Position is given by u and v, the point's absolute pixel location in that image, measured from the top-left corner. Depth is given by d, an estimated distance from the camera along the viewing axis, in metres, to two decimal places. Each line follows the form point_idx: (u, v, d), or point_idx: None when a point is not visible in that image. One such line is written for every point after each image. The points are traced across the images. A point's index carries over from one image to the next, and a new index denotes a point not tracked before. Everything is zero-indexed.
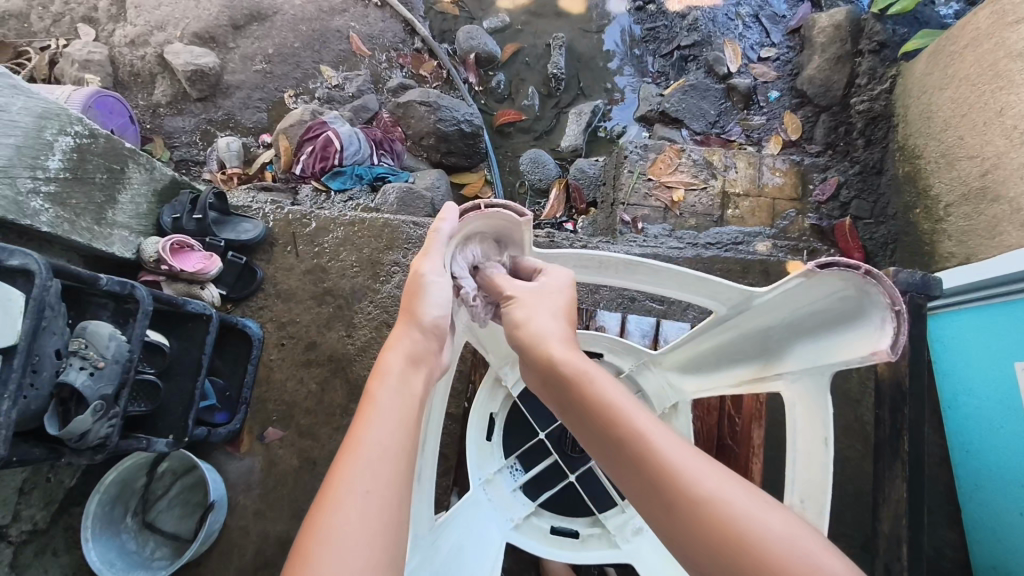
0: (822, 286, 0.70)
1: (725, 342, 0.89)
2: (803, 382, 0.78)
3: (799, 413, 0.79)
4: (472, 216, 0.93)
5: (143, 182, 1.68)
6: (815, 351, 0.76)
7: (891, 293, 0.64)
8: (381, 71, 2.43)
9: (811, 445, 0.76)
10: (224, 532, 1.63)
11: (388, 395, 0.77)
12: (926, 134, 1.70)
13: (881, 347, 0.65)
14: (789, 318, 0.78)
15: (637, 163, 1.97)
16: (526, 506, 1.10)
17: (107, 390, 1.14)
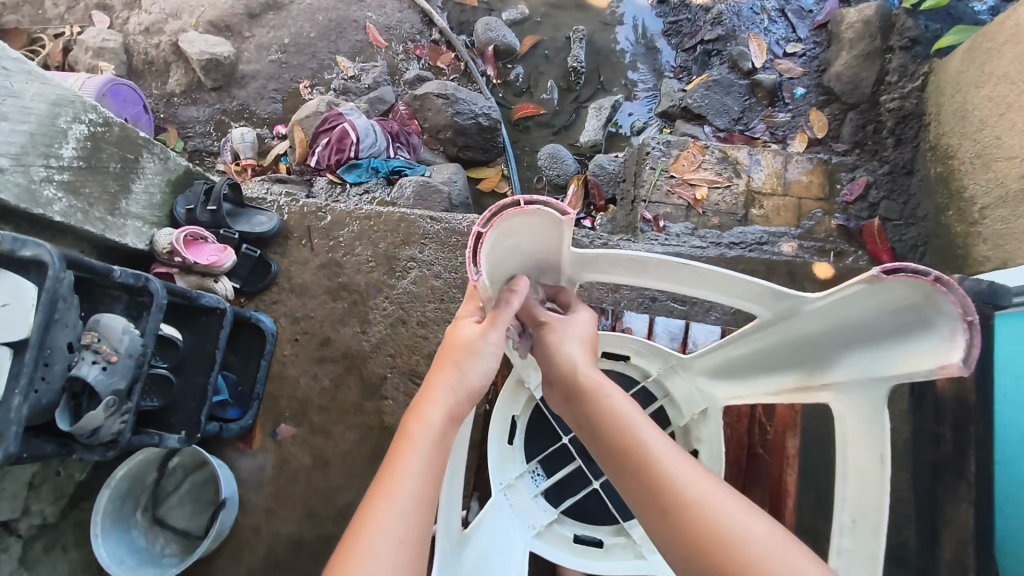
0: (885, 292, 0.65)
1: (766, 348, 0.85)
2: (853, 394, 0.73)
3: (850, 427, 0.74)
4: (510, 216, 0.77)
5: (157, 172, 1.65)
6: (869, 363, 0.71)
7: (963, 303, 0.59)
8: (398, 62, 2.39)
9: (865, 463, 0.70)
10: (235, 529, 1.61)
11: (424, 435, 0.79)
12: (961, 134, 1.64)
13: (952, 360, 0.59)
14: (841, 325, 0.73)
15: (659, 160, 1.93)
16: (548, 513, 1.07)
17: (120, 385, 1.11)
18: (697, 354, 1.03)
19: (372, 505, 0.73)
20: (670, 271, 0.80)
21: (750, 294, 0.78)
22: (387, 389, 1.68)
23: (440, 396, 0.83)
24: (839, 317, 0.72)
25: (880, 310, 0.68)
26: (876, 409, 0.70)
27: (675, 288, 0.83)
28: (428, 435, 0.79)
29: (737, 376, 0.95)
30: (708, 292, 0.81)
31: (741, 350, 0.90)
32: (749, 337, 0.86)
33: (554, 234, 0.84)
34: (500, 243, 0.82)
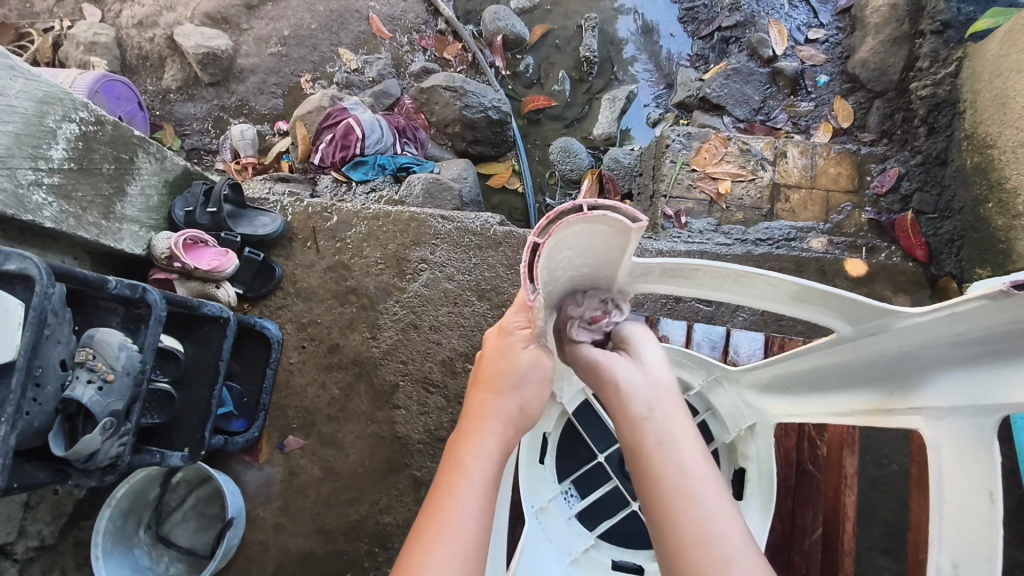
0: (1010, 310, 0.59)
1: (848, 360, 0.82)
2: (949, 422, 0.69)
3: (944, 455, 0.69)
4: (571, 223, 0.68)
5: (153, 173, 1.56)
6: (971, 386, 0.67)
7: None
8: (402, 54, 2.30)
9: (968, 500, 0.65)
10: (243, 546, 1.54)
11: (479, 467, 0.73)
12: (1001, 122, 1.55)
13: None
14: (940, 342, 0.69)
15: (680, 153, 1.83)
16: (583, 537, 1.01)
17: (117, 406, 1.02)
18: (746, 366, 1.01)
19: (421, 545, 0.67)
20: (749, 281, 0.78)
21: (832, 308, 0.76)
22: (399, 397, 1.60)
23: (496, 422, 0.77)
24: (940, 334, 0.68)
25: (994, 329, 0.62)
26: (983, 440, 0.64)
27: (746, 298, 0.81)
28: (484, 467, 0.73)
29: (798, 392, 0.93)
30: (783, 303, 0.80)
31: (818, 362, 0.87)
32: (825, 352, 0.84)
33: (615, 242, 0.75)
34: (556, 255, 0.74)
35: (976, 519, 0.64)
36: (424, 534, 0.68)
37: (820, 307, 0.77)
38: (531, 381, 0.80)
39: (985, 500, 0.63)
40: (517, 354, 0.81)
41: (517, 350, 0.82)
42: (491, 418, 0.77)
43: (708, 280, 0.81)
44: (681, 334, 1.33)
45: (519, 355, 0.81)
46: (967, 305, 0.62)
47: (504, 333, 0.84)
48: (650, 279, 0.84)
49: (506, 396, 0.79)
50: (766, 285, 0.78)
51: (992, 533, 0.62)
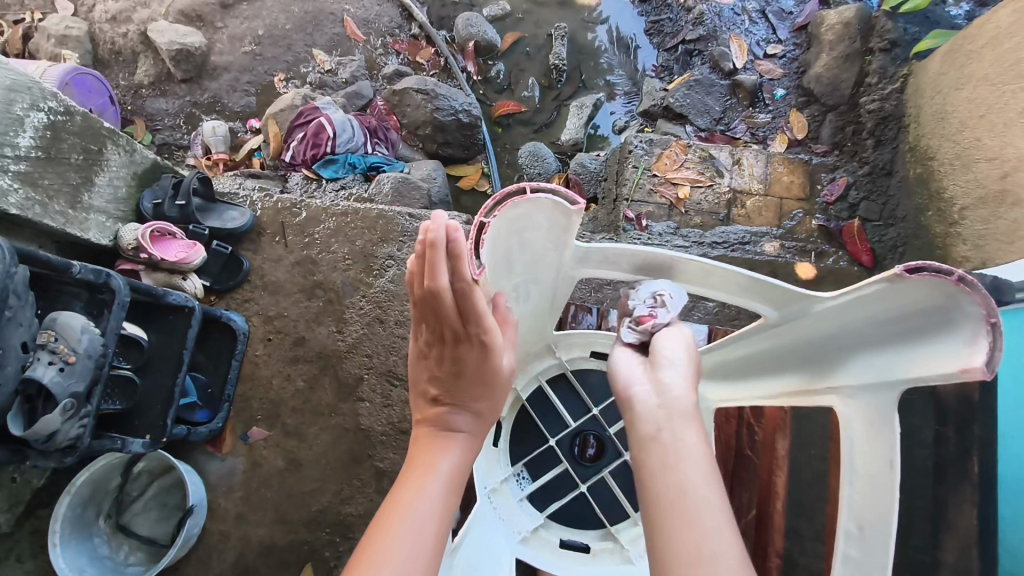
0: (908, 293, 0.71)
1: (782, 343, 0.92)
2: (861, 398, 0.80)
3: (857, 429, 0.80)
4: (516, 204, 0.78)
5: (122, 165, 1.58)
6: (881, 366, 0.78)
7: (987, 304, 0.63)
8: (376, 56, 2.34)
9: (875, 468, 0.75)
10: (203, 537, 1.54)
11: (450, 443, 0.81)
12: (940, 135, 1.66)
13: (975, 363, 0.64)
14: (855, 326, 0.80)
15: (642, 159, 1.90)
16: (534, 517, 1.10)
17: (77, 388, 1.04)
18: None
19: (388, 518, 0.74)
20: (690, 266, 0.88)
21: (762, 295, 0.86)
22: (363, 390, 1.63)
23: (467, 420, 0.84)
24: (856, 318, 0.79)
25: (900, 313, 0.74)
26: (887, 415, 0.75)
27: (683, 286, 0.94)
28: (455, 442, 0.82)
29: (738, 378, 1.03)
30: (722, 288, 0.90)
31: (755, 347, 0.96)
32: (759, 337, 0.94)
33: (562, 231, 0.85)
34: (505, 237, 0.83)
35: (881, 484, 0.74)
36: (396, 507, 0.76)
37: (749, 295, 0.87)
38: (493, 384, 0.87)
39: (888, 468, 0.73)
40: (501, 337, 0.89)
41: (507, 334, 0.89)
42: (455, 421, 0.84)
43: (655, 259, 0.91)
44: None
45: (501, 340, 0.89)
46: (877, 286, 0.72)
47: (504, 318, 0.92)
48: (594, 265, 0.95)
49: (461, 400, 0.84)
50: (697, 272, 0.91)
51: (891, 494, 0.72)
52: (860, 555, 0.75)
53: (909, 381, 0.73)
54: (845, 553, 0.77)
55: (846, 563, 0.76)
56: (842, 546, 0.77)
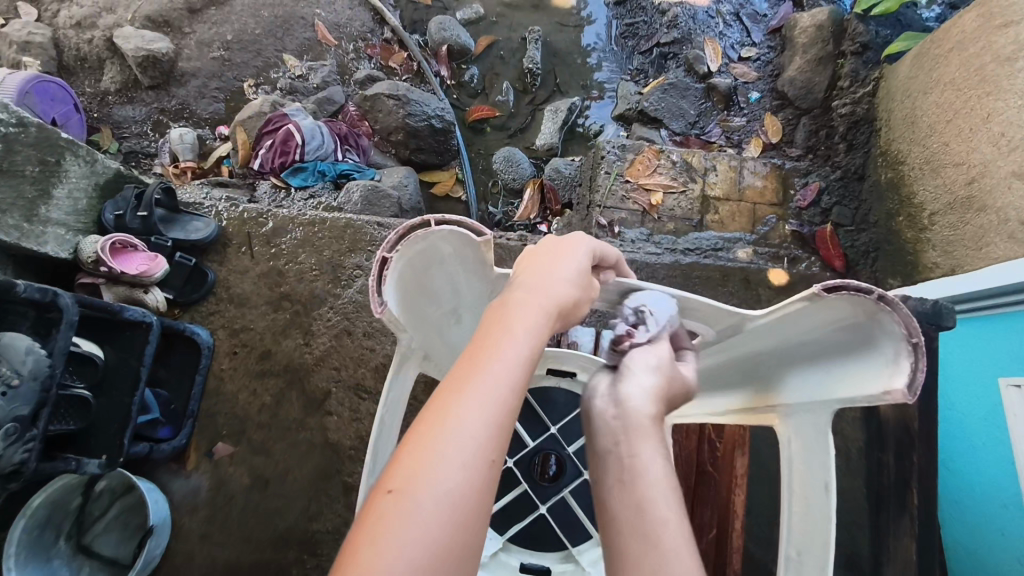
0: (829, 309, 0.76)
1: (737, 362, 0.98)
2: (799, 424, 0.89)
3: (799, 450, 0.90)
4: (418, 238, 0.84)
5: (82, 176, 1.54)
6: (822, 385, 0.85)
7: (907, 325, 0.69)
8: (348, 61, 2.31)
9: (811, 495, 0.85)
10: (167, 557, 1.52)
11: (503, 382, 0.61)
12: (911, 139, 1.66)
13: (896, 387, 0.71)
14: (793, 343, 0.87)
15: (614, 164, 1.88)
16: (495, 541, 1.12)
17: (21, 411, 1.01)
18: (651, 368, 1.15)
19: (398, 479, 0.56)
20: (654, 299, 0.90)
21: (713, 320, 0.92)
22: (331, 404, 1.60)
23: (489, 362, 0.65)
24: (795, 337, 0.86)
25: (832, 331, 0.80)
26: (822, 441, 0.84)
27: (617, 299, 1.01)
28: (512, 382, 0.61)
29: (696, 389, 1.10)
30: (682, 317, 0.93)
31: (714, 366, 1.03)
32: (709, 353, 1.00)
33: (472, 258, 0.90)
34: (411, 274, 0.90)
35: (816, 512, 0.83)
36: (409, 465, 0.56)
37: (695, 320, 0.93)
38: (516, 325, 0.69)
39: (822, 494, 0.83)
40: (549, 285, 0.73)
41: (562, 283, 0.74)
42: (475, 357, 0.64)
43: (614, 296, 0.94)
44: (590, 339, 1.35)
45: (553, 289, 0.73)
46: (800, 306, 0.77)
47: (558, 260, 0.77)
48: None
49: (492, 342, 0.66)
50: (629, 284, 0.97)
51: (825, 521, 0.81)
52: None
53: (844, 402, 0.80)
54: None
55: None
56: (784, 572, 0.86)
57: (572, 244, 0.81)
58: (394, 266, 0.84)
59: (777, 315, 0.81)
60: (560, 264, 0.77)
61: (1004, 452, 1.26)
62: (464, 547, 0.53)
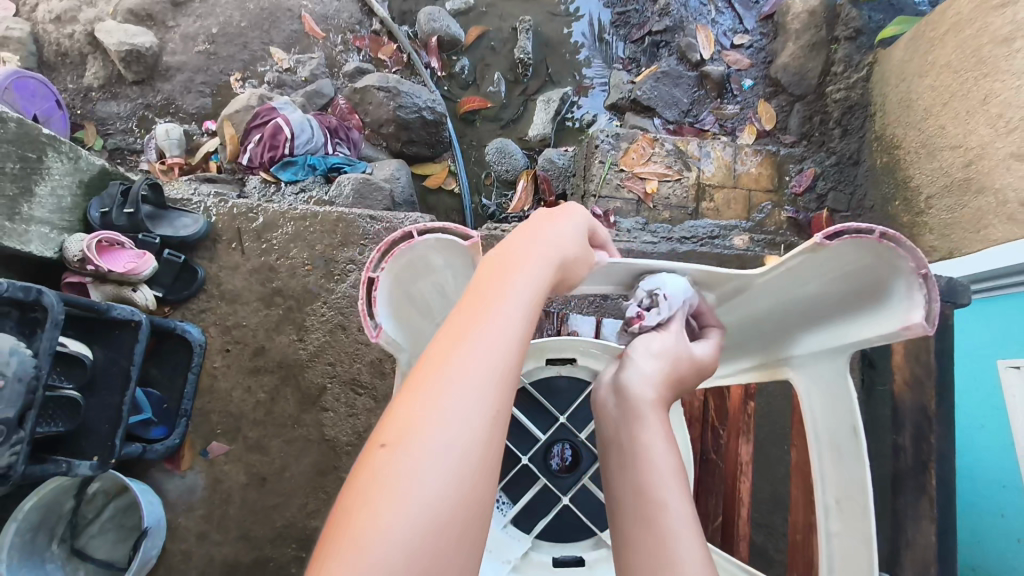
0: (836, 256, 0.79)
1: (739, 327, 0.98)
2: (813, 368, 0.89)
3: (819, 399, 0.88)
4: (402, 251, 0.86)
5: (66, 173, 1.51)
6: (830, 338, 0.87)
7: (914, 257, 0.72)
8: (336, 54, 2.28)
9: (839, 437, 0.83)
10: (163, 557, 1.50)
11: (502, 333, 0.59)
12: (906, 123, 1.66)
13: (915, 320, 0.73)
14: (800, 301, 0.88)
15: (608, 153, 1.85)
16: (521, 543, 1.06)
17: (6, 414, 0.98)
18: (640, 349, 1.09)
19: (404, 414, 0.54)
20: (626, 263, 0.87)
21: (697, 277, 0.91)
22: (327, 400, 1.58)
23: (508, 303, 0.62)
24: (798, 293, 0.87)
25: (839, 279, 0.82)
26: (839, 379, 0.84)
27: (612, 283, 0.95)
28: (511, 333, 0.60)
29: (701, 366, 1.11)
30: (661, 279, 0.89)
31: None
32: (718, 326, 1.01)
33: (463, 264, 0.93)
34: (401, 290, 0.92)
35: (847, 453, 0.82)
36: (403, 417, 0.54)
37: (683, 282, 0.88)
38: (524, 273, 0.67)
39: (852, 434, 0.81)
40: (537, 263, 0.69)
41: (554, 247, 0.72)
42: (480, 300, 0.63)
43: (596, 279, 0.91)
44: (591, 329, 1.37)
45: (540, 267, 0.68)
46: (808, 254, 0.79)
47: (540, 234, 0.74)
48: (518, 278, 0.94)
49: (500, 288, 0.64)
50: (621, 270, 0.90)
51: (859, 458, 0.80)
52: (836, 522, 0.82)
53: (859, 345, 0.82)
54: (829, 529, 0.83)
55: (829, 539, 0.83)
56: (824, 521, 0.84)
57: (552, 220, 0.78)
58: (382, 285, 0.87)
59: (785, 269, 0.83)
60: (548, 242, 0.73)
61: (1005, 437, 1.24)
62: (458, 526, 0.49)
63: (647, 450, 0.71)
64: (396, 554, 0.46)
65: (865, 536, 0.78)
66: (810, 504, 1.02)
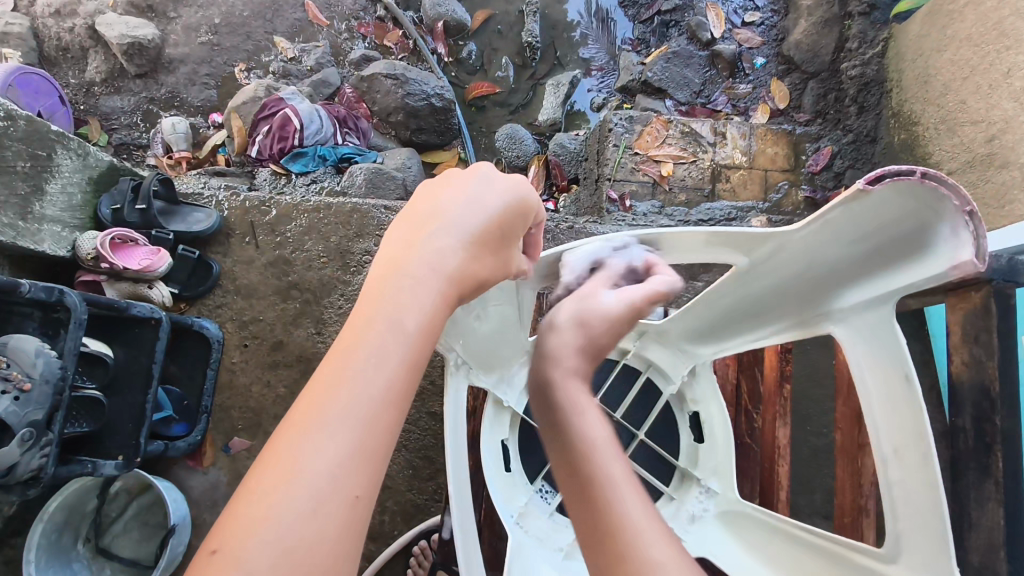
0: (877, 203, 0.74)
1: (767, 289, 0.95)
2: (855, 323, 0.89)
3: (863, 351, 0.87)
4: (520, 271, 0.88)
5: (75, 170, 1.47)
6: (874, 289, 0.84)
7: (959, 195, 0.69)
8: (341, 41, 2.24)
9: (891, 388, 0.83)
10: (189, 553, 1.50)
11: (392, 317, 0.59)
12: (924, 99, 1.64)
13: (965, 258, 0.70)
14: (831, 253, 0.84)
15: (622, 137, 1.83)
16: (570, 528, 1.04)
17: (36, 416, 0.97)
18: (673, 320, 1.11)
19: (302, 413, 0.53)
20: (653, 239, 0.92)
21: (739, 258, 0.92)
22: None
23: (417, 280, 0.62)
24: (826, 249, 0.84)
25: (869, 231, 0.79)
26: (886, 327, 0.83)
27: (663, 259, 0.96)
28: (404, 314, 0.59)
29: (727, 331, 1.09)
30: (693, 252, 0.93)
31: (740, 299, 0.99)
32: (741, 288, 0.96)
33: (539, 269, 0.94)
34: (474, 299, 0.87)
35: (901, 405, 0.81)
36: (301, 415, 0.53)
37: (725, 252, 0.90)
38: (430, 248, 0.65)
39: (904, 385, 0.80)
40: (441, 238, 0.67)
41: (464, 210, 0.70)
42: (380, 285, 0.62)
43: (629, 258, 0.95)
44: None
45: (443, 244, 0.66)
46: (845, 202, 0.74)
47: (468, 188, 0.72)
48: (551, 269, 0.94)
49: (405, 267, 0.63)
50: (673, 242, 0.92)
51: (915, 409, 0.79)
52: (894, 473, 0.82)
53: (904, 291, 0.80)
54: (888, 477, 0.82)
55: (890, 489, 0.82)
56: (884, 471, 0.83)
57: (474, 175, 0.75)
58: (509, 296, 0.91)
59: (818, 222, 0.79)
60: (464, 208, 0.70)
61: None
62: (361, 479, 0.52)
63: (583, 429, 0.69)
64: (292, 539, 0.48)
65: (928, 484, 0.77)
66: (856, 486, 1.02)
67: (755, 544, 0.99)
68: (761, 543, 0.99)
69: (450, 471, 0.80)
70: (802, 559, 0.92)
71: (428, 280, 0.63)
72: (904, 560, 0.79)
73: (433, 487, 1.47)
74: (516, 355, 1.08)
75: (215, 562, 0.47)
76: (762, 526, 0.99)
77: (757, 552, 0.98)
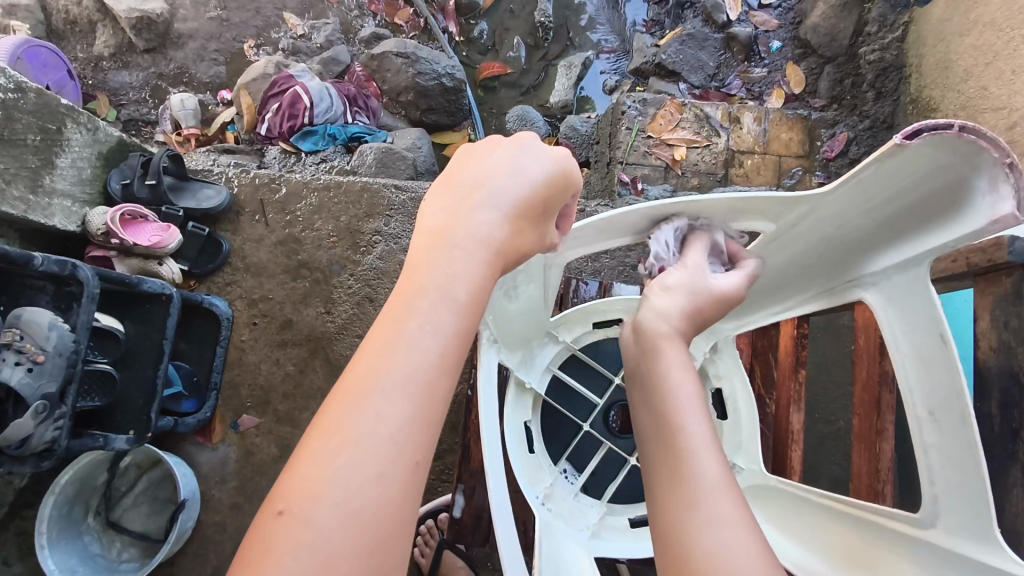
0: (906, 164, 0.70)
1: (797, 262, 0.95)
2: (888, 286, 0.86)
3: (898, 314, 0.85)
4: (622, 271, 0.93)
5: (85, 144, 1.46)
6: (907, 252, 0.81)
7: (995, 146, 0.63)
8: (351, 19, 2.21)
9: (926, 347, 0.79)
10: (198, 528, 1.51)
11: (444, 287, 0.60)
12: (944, 85, 1.61)
13: (1004, 212, 0.65)
14: (860, 221, 0.83)
15: (635, 120, 1.80)
16: (596, 507, 1.06)
17: (50, 389, 0.97)
18: None
19: (358, 377, 0.54)
20: (662, 213, 0.90)
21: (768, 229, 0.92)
22: None
23: (459, 252, 0.63)
24: (861, 217, 0.82)
25: (905, 196, 0.75)
26: (921, 287, 0.80)
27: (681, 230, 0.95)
28: (453, 284, 0.60)
29: (754, 306, 1.09)
30: (707, 222, 0.91)
31: (768, 270, 1.00)
32: (768, 259, 0.97)
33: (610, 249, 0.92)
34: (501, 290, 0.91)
35: (937, 363, 0.78)
36: (357, 378, 0.54)
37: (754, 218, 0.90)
38: (467, 220, 0.66)
39: (940, 342, 0.77)
40: (479, 212, 0.67)
41: (501, 182, 0.69)
42: (427, 255, 0.63)
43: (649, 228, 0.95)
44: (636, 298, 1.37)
45: (482, 216, 0.66)
46: (871, 165, 0.71)
47: (500, 162, 0.71)
48: (569, 247, 0.93)
49: (448, 240, 0.64)
50: (683, 212, 0.89)
51: (951, 369, 0.75)
52: (932, 434, 0.79)
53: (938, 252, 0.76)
54: (926, 440, 0.80)
55: (928, 451, 0.79)
56: (921, 433, 0.80)
57: (519, 143, 0.74)
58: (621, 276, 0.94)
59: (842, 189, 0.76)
60: (508, 177, 0.70)
61: None
62: (420, 444, 0.53)
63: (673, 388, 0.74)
64: (357, 500, 0.49)
65: (966, 442, 0.74)
66: (872, 472, 1.01)
67: (781, 517, 1.01)
68: (788, 518, 0.99)
69: (486, 447, 0.80)
70: (829, 529, 0.92)
71: (467, 253, 0.63)
72: (942, 522, 0.76)
73: (440, 467, 1.47)
74: (538, 336, 1.10)
75: (285, 523, 0.48)
76: (786, 496, 1.00)
77: (785, 526, 0.99)
